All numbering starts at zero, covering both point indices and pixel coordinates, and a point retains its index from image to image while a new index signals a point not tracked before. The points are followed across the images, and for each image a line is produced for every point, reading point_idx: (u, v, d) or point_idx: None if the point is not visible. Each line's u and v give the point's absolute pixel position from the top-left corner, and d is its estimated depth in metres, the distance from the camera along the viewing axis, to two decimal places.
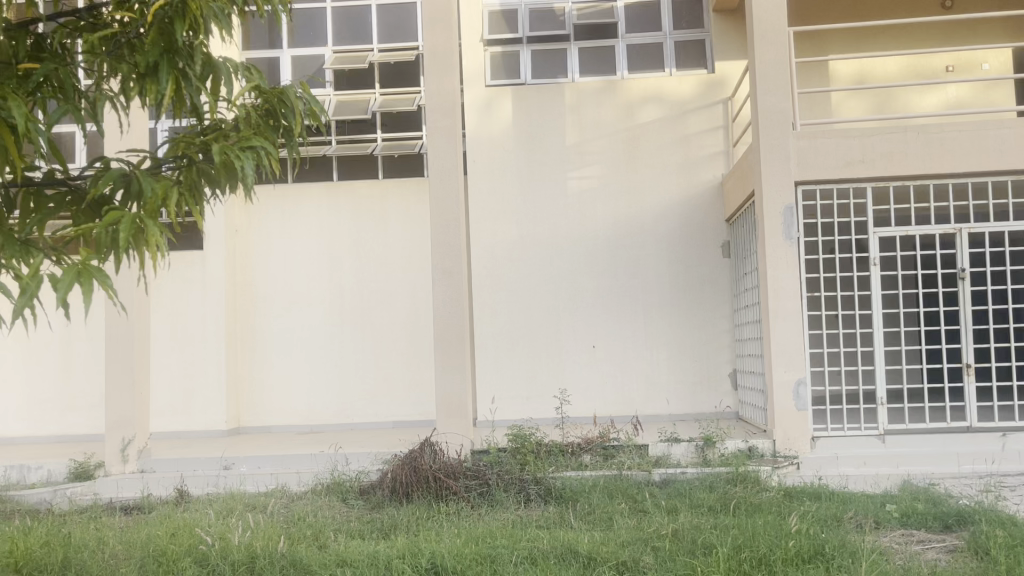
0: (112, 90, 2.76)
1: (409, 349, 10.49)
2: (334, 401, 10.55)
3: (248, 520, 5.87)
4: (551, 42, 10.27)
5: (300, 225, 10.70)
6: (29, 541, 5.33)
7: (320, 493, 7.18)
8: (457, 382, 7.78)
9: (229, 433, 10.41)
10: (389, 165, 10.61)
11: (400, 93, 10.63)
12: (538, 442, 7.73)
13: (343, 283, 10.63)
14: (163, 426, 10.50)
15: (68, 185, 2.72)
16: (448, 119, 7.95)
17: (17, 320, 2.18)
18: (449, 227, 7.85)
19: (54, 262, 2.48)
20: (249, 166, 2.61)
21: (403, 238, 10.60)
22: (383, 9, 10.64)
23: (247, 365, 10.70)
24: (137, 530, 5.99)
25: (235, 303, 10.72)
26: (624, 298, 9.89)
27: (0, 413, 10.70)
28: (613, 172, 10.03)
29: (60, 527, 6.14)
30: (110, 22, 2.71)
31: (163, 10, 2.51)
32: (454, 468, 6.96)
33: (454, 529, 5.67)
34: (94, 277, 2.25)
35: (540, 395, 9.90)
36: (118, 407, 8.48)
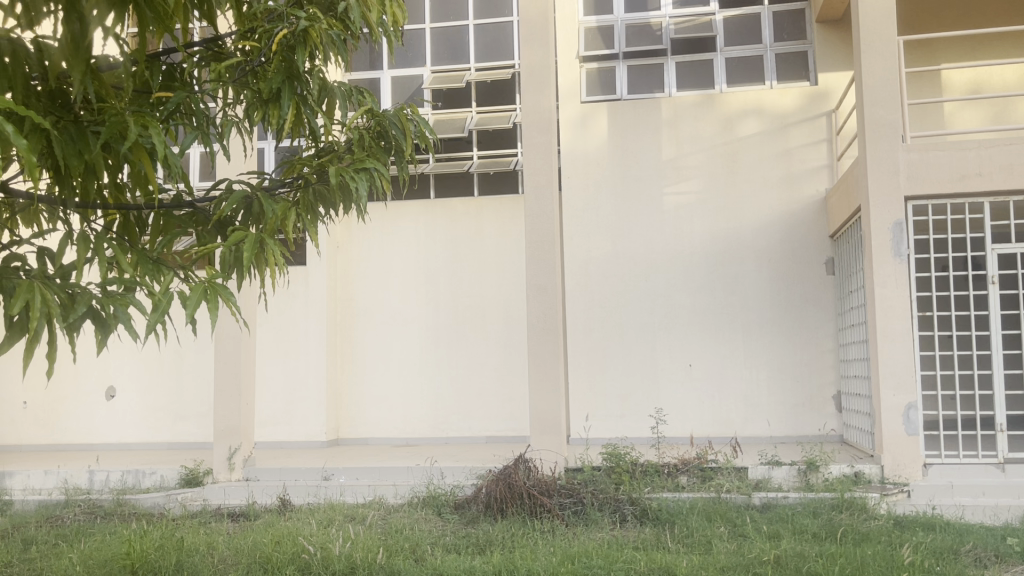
0: (236, 116, 2.88)
1: (504, 365, 10.53)
2: (429, 415, 10.70)
3: (349, 531, 5.99)
4: (647, 57, 10.23)
5: (398, 242, 10.95)
6: (144, 543, 5.56)
7: (417, 506, 7.28)
8: (553, 399, 7.76)
9: (329, 444, 10.68)
10: (485, 182, 10.77)
11: (496, 111, 10.70)
12: (633, 462, 7.64)
13: (438, 299, 10.79)
14: (266, 435, 10.84)
15: (195, 206, 2.86)
16: (543, 135, 7.98)
17: (150, 337, 2.28)
18: (544, 243, 7.86)
19: (182, 279, 2.60)
20: (363, 188, 2.68)
21: (497, 254, 10.68)
22: (479, 29, 10.80)
23: (346, 377, 10.98)
24: (243, 536, 6.19)
25: (336, 318, 11.05)
26: (722, 315, 9.70)
27: (118, 419, 11.28)
28: (711, 187, 9.86)
29: (173, 530, 6.41)
30: (235, 51, 2.84)
31: (286, 40, 2.62)
32: (548, 486, 6.96)
33: (550, 546, 5.64)
34: (220, 293, 2.34)
35: (635, 414, 9.77)
36: (225, 417, 8.81)
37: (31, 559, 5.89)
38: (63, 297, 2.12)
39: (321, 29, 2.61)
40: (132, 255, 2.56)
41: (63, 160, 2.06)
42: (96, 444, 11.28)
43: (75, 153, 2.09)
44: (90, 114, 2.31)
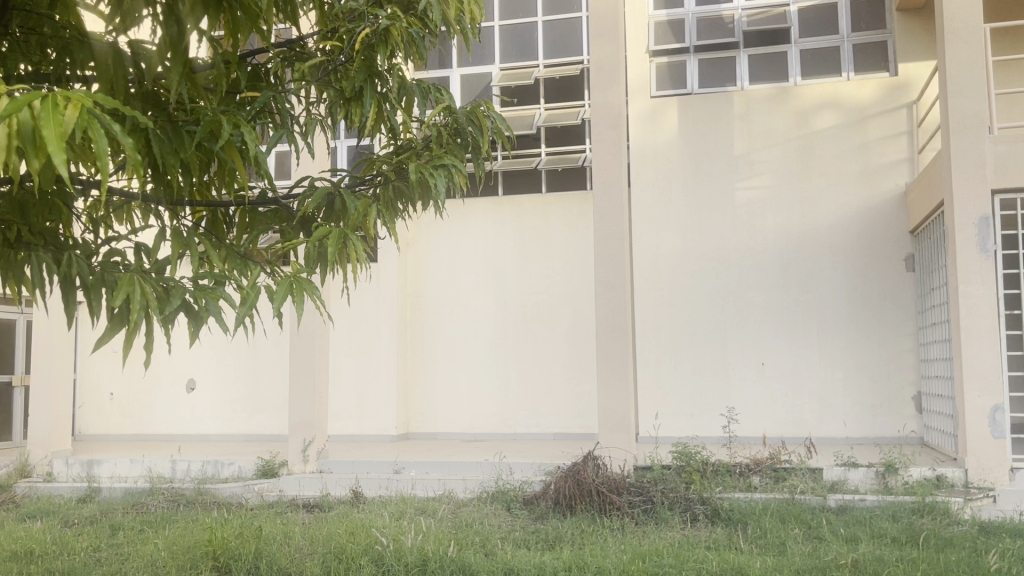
0: (318, 114, 2.94)
1: (572, 361, 10.50)
2: (496, 412, 10.76)
3: (420, 524, 6.06)
4: (719, 50, 10.03)
5: (467, 239, 11.05)
6: (225, 532, 5.74)
7: (486, 501, 7.33)
8: (622, 397, 7.71)
9: (399, 438, 10.84)
10: (553, 179, 10.75)
11: (564, 107, 10.66)
12: (704, 461, 7.54)
13: (506, 296, 10.83)
14: (339, 429, 11.05)
15: (279, 203, 2.93)
16: (612, 131, 7.93)
17: (239, 330, 2.35)
18: (613, 240, 7.81)
19: (268, 274, 2.67)
20: (441, 184, 2.70)
21: (566, 250, 10.66)
22: (548, 26, 10.80)
23: (416, 373, 11.12)
24: (318, 527, 6.32)
25: (407, 314, 11.21)
26: (796, 313, 9.49)
27: (197, 412, 11.66)
28: (785, 181, 9.66)
29: (251, 519, 6.59)
30: (317, 51, 2.89)
31: (368, 38, 2.66)
32: (618, 483, 6.93)
33: (621, 544, 5.62)
34: (306, 289, 2.39)
35: (705, 412, 9.64)
36: (300, 410, 9.03)
37: (118, 544, 6.15)
38: (159, 291, 2.21)
39: (402, 27, 2.63)
40: (221, 250, 2.64)
41: (160, 159, 2.13)
42: (178, 434, 11.69)
43: (171, 152, 2.16)
44: (183, 114, 2.38)
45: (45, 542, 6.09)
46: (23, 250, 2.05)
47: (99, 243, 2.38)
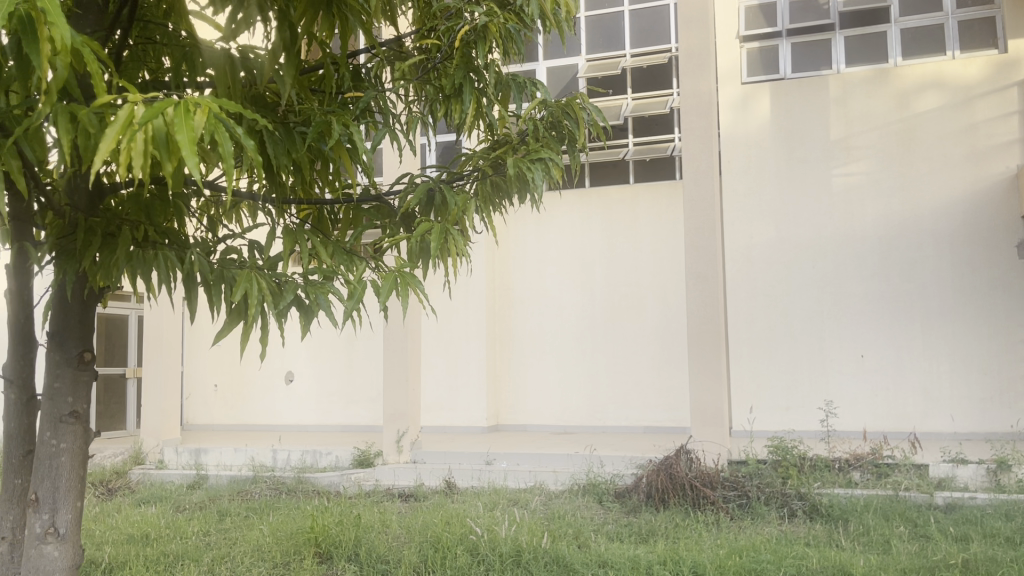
0: (419, 112, 2.99)
1: (662, 354, 10.39)
2: (586, 404, 10.75)
3: (514, 515, 6.11)
4: (813, 32, 9.71)
5: (554, 232, 11.07)
6: (326, 519, 5.93)
7: (578, 493, 7.35)
8: (715, 390, 7.59)
9: (489, 430, 10.96)
10: (641, 169, 10.64)
11: (652, 97, 10.52)
12: (801, 456, 7.35)
13: (595, 288, 10.80)
14: (430, 421, 11.23)
15: (381, 199, 2.99)
16: (703, 119, 7.80)
17: (347, 323, 2.42)
18: (705, 230, 7.69)
19: (373, 269, 2.74)
20: (539, 177, 2.70)
21: (655, 242, 10.54)
22: (634, 15, 10.69)
23: (506, 365, 11.23)
24: (414, 516, 6.45)
25: (495, 307, 11.31)
26: (898, 303, 9.13)
27: (296, 403, 12.05)
28: (885, 166, 9.30)
29: (350, 508, 6.78)
30: (416, 50, 2.94)
31: (468, 35, 2.69)
32: (712, 478, 6.83)
33: (716, 539, 5.53)
34: (411, 283, 2.43)
35: (801, 406, 9.39)
36: (394, 401, 9.24)
37: (226, 529, 6.42)
38: (274, 285, 2.30)
39: (501, 23, 2.65)
40: (328, 246, 2.72)
41: (275, 160, 2.21)
42: (278, 424, 12.11)
43: (284, 152, 2.24)
44: (294, 116, 2.46)
45: (160, 526, 6.42)
46: (150, 248, 2.16)
47: (216, 241, 2.49)
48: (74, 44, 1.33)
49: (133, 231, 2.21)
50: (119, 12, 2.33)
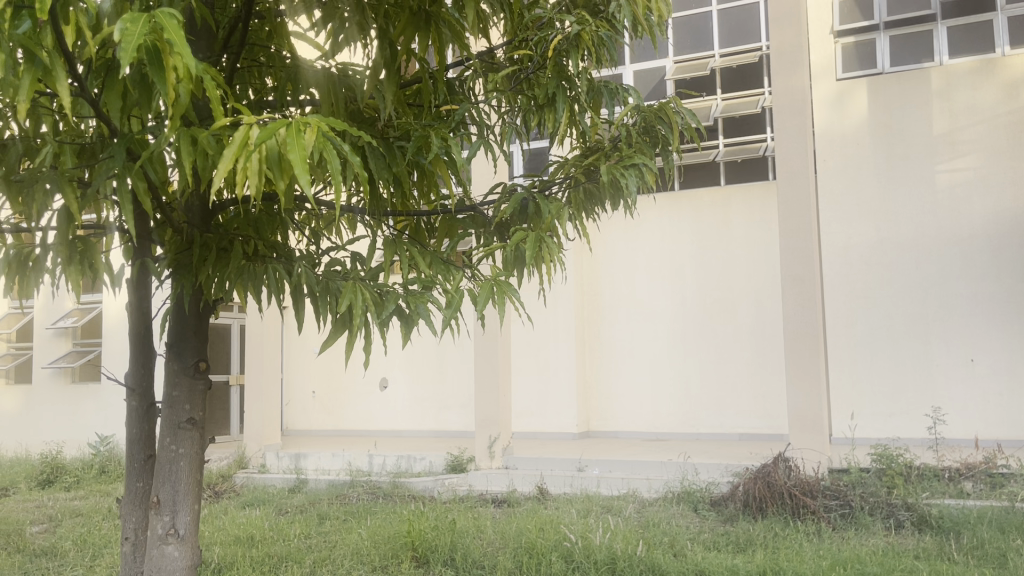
0: (512, 121, 3.02)
1: (757, 359, 10.16)
2: (678, 411, 10.60)
3: (608, 522, 6.08)
4: (913, 24, 9.33)
5: (643, 236, 10.97)
6: (422, 524, 6.04)
7: (672, 501, 7.24)
8: (814, 396, 7.36)
9: (580, 436, 10.94)
10: (732, 170, 10.42)
11: (743, 96, 10.31)
12: (908, 464, 7.05)
13: (686, 293, 10.64)
14: (522, 426, 11.28)
15: (474, 209, 3.03)
16: (797, 118, 7.59)
17: (445, 332, 2.45)
18: (800, 232, 7.48)
19: (470, 278, 2.78)
20: (634, 184, 2.66)
21: (748, 245, 10.30)
22: (723, 15, 10.50)
23: (596, 371, 11.19)
24: (508, 522, 6.48)
25: (585, 313, 11.29)
26: (1011, 304, 8.66)
27: (390, 409, 12.31)
28: (994, 161, 8.85)
29: (445, 513, 6.86)
30: (508, 61, 2.97)
31: (560, 45, 2.69)
32: (812, 486, 6.63)
33: (818, 549, 5.37)
34: (507, 292, 2.45)
35: (906, 413, 9.02)
36: (485, 407, 9.31)
37: (326, 532, 6.60)
38: (375, 296, 2.37)
39: (594, 30, 2.63)
40: (425, 256, 2.78)
41: (375, 175, 2.27)
42: (373, 430, 12.39)
43: (384, 167, 2.31)
44: (394, 131, 2.53)
45: (264, 528, 6.65)
46: (259, 261, 2.26)
47: (319, 253, 2.59)
48: (196, 71, 1.39)
49: (244, 246, 2.31)
50: (229, 38, 2.44)
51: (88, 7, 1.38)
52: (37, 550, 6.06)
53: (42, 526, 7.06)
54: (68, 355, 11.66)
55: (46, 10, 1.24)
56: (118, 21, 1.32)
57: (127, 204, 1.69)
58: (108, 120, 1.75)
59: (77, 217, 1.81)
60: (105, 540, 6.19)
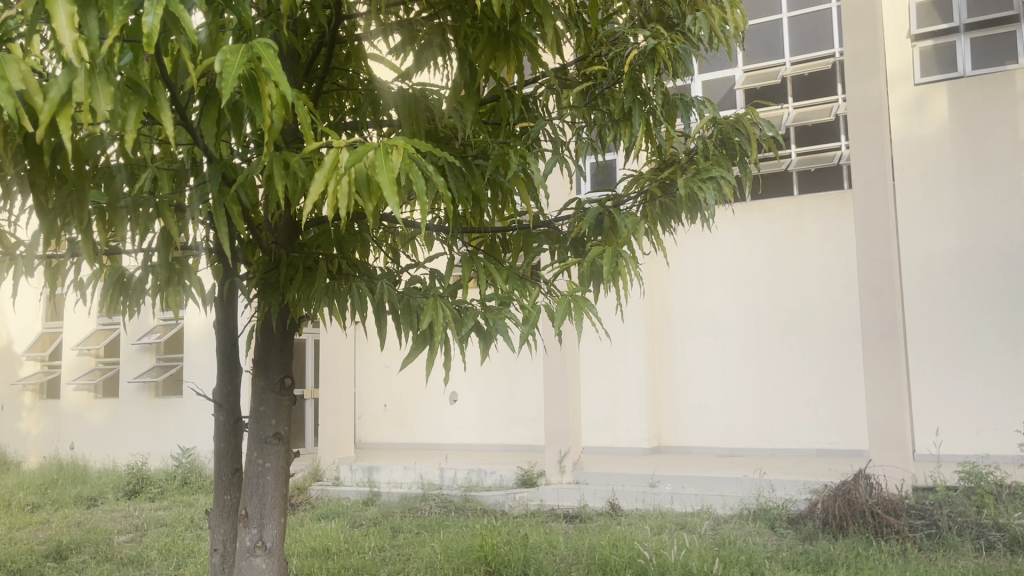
0: (587, 137, 3.02)
1: (834, 372, 9.89)
2: (753, 425, 10.41)
3: (682, 539, 5.98)
4: (996, 26, 8.99)
5: (715, 248, 10.81)
6: (495, 538, 6.06)
7: (747, 518, 7.07)
8: (896, 411, 7.12)
9: (652, 450, 10.82)
10: (805, 179, 10.22)
11: (816, 104, 10.06)
12: (998, 482, 6.75)
13: (759, 305, 10.43)
14: (592, 441, 11.22)
15: (548, 224, 3.04)
16: (872, 125, 7.38)
17: (522, 347, 2.45)
18: (878, 242, 7.27)
19: (546, 293, 2.78)
20: (712, 198, 2.62)
21: (823, 255, 10.05)
22: (794, 22, 10.30)
23: (667, 385, 11.06)
24: (580, 537, 6.43)
25: (655, 326, 11.16)
26: None
27: (461, 423, 12.39)
28: None
29: (517, 527, 6.86)
30: (582, 77, 2.97)
31: (635, 60, 2.68)
32: (895, 505, 6.40)
33: (903, 570, 5.17)
34: (585, 308, 2.43)
35: (994, 429, 8.67)
36: (555, 422, 9.25)
37: (399, 545, 6.66)
38: (455, 312, 2.40)
39: (670, 44, 2.61)
40: (502, 272, 2.78)
41: (455, 194, 2.31)
42: (443, 443, 12.48)
43: (464, 185, 2.34)
44: (471, 149, 2.56)
45: (339, 540, 6.75)
46: (344, 280, 2.32)
47: (399, 271, 2.64)
48: (290, 97, 1.43)
49: (328, 265, 2.37)
50: (311, 64, 2.51)
51: (187, 40, 1.44)
52: (124, 559, 6.29)
53: (128, 535, 7.32)
54: (152, 369, 12.10)
55: (153, 42, 1.30)
56: (218, 53, 1.38)
57: (223, 226, 1.77)
58: (204, 147, 1.82)
59: (175, 240, 1.89)
60: (188, 549, 6.37)
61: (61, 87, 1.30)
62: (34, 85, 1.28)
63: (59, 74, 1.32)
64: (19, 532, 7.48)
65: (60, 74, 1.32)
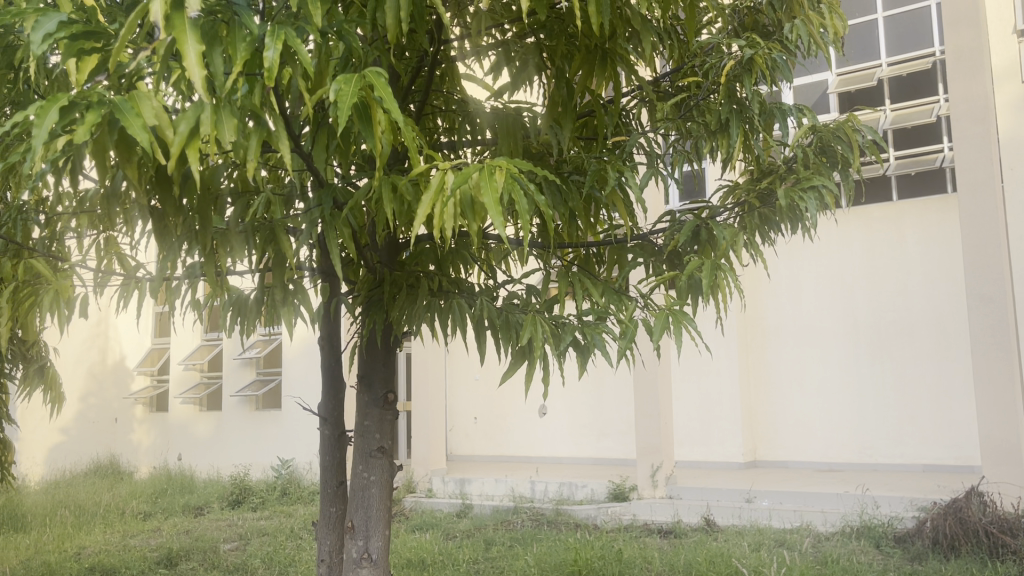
0: (682, 149, 2.99)
1: (939, 383, 9.48)
2: (853, 439, 10.07)
3: (781, 556, 5.82)
4: None
5: (808, 256, 10.49)
6: (588, 552, 6.04)
7: (851, 535, 6.81)
8: (1011, 425, 6.74)
9: (747, 465, 10.58)
10: (905, 184, 9.83)
11: (916, 106, 9.71)
12: None
13: (857, 314, 10.07)
14: (684, 455, 11.04)
15: (642, 238, 3.02)
16: (978, 126, 7.05)
17: (621, 362, 2.43)
18: (987, 247, 6.93)
19: (643, 307, 2.74)
20: (814, 207, 2.55)
21: (925, 262, 9.65)
22: (889, 22, 9.98)
23: (761, 398, 10.79)
24: (676, 553, 6.32)
25: (747, 338, 10.90)
26: None
27: (550, 435, 12.38)
28: None
29: (611, 542, 6.80)
30: (676, 90, 2.94)
31: (731, 70, 2.64)
32: (1011, 524, 6.07)
33: None
34: (684, 321, 2.40)
35: None
36: (646, 436, 9.10)
37: (493, 558, 6.69)
38: (553, 329, 2.41)
39: (768, 53, 2.56)
40: (598, 286, 2.77)
41: (553, 211, 2.33)
42: (532, 456, 12.49)
43: (562, 202, 2.36)
44: (567, 165, 2.57)
45: (434, 551, 6.83)
46: (445, 297, 2.37)
47: (496, 287, 2.66)
48: (400, 123, 1.48)
49: (430, 283, 2.42)
50: (407, 87, 2.57)
51: (305, 72, 1.50)
52: (230, 566, 6.53)
53: (233, 544, 7.59)
54: (253, 383, 12.57)
55: (273, 75, 1.37)
56: (332, 83, 1.44)
57: (335, 248, 1.83)
58: (315, 173, 1.89)
59: (289, 263, 1.97)
60: (290, 559, 6.54)
61: (189, 121, 1.38)
62: (165, 120, 1.36)
63: (187, 108, 1.41)
64: (133, 539, 7.86)
65: (189, 108, 1.40)
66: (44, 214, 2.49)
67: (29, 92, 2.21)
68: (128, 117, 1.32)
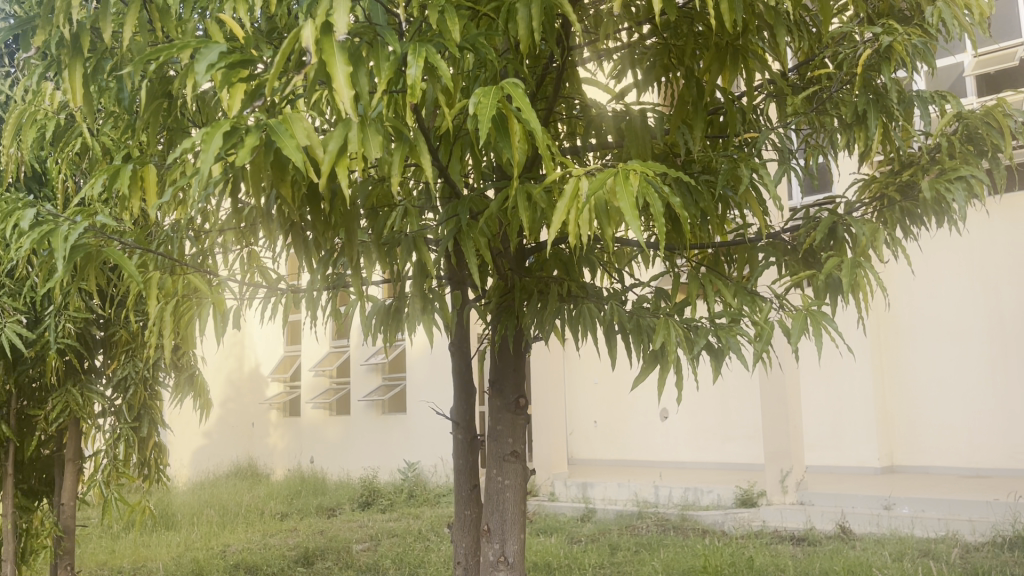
0: (814, 143, 2.88)
1: None
2: (1002, 443, 9.42)
3: (928, 568, 5.51)
4: None
5: (946, 249, 9.90)
6: (718, 559, 5.90)
7: (1004, 546, 6.37)
8: None
9: (884, 471, 10.08)
10: None
11: None
12: None
13: (1004, 309, 9.44)
14: (815, 460, 10.63)
15: (774, 237, 2.92)
16: None
17: (757, 365, 2.34)
18: None
19: (778, 307, 2.64)
20: (962, 198, 2.41)
21: None
22: None
23: (898, 400, 10.26)
24: (810, 562, 6.07)
25: (881, 336, 10.39)
26: None
27: (673, 439, 12.21)
28: None
29: (741, 549, 6.60)
30: (806, 83, 2.84)
31: (867, 59, 2.53)
32: None
33: None
34: (824, 322, 2.29)
35: None
36: (775, 441, 8.74)
37: (619, 563, 6.61)
38: (685, 332, 2.36)
39: (907, 40, 2.45)
40: (730, 288, 2.69)
41: (683, 212, 2.31)
42: (655, 460, 12.36)
43: (692, 202, 2.32)
44: (696, 165, 2.53)
45: (559, 555, 6.84)
46: (576, 302, 2.37)
47: (625, 291, 2.64)
48: (536, 131, 1.49)
49: (559, 288, 2.42)
50: (532, 94, 2.59)
51: (444, 86, 1.54)
52: (363, 567, 6.74)
53: (365, 544, 7.82)
54: (379, 388, 12.95)
55: (415, 92, 1.42)
56: (472, 96, 1.47)
57: (472, 257, 1.86)
58: (451, 184, 1.94)
59: (425, 273, 2.02)
60: (420, 560, 6.67)
61: (338, 140, 1.45)
62: (316, 140, 1.43)
63: (334, 128, 1.47)
64: (273, 538, 8.25)
65: (336, 128, 1.47)
66: (196, 232, 2.64)
67: (183, 119, 2.36)
68: (282, 138, 1.39)
